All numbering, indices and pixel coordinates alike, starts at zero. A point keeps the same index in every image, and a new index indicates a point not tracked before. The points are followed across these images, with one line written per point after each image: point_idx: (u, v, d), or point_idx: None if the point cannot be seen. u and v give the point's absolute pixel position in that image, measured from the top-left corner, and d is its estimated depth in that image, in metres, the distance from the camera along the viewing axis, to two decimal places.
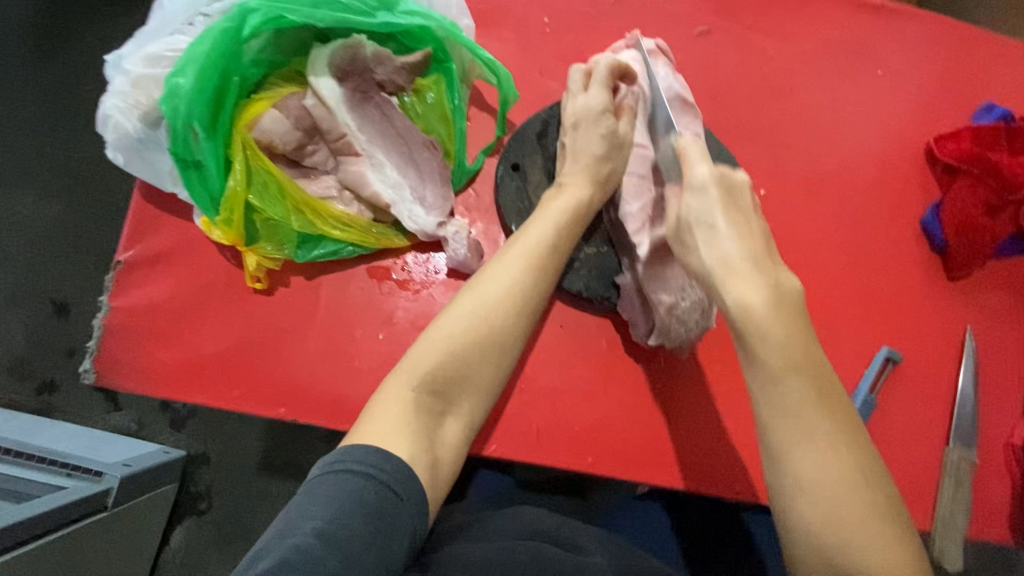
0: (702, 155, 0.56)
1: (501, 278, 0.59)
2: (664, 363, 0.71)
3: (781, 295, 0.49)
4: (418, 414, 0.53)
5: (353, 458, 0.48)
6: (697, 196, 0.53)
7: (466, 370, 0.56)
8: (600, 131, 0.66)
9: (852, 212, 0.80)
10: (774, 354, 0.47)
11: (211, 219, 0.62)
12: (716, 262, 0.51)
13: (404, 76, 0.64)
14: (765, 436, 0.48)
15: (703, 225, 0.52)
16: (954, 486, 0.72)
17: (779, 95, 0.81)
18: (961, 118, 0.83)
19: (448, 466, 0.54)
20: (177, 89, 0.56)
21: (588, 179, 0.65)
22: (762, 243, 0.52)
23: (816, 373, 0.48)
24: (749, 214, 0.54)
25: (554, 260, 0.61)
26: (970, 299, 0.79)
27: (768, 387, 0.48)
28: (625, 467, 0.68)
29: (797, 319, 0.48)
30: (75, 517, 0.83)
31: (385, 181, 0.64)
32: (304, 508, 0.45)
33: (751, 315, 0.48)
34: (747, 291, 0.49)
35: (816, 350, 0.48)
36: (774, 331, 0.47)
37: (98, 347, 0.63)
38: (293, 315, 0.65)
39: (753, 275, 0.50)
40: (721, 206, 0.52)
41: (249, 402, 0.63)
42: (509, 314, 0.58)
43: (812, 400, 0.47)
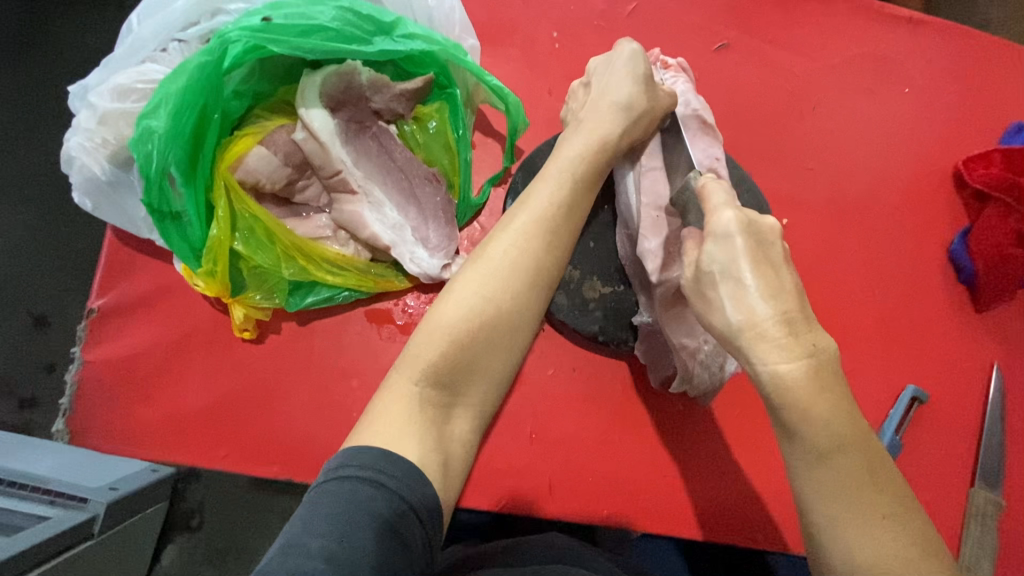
0: (724, 194, 0.46)
1: (507, 253, 0.50)
2: (682, 408, 0.67)
3: (823, 364, 0.40)
4: (425, 411, 0.45)
5: (358, 463, 0.40)
6: (720, 244, 0.43)
7: (474, 358, 0.48)
8: (632, 69, 0.59)
9: (878, 238, 0.76)
10: (817, 433, 0.39)
11: (192, 268, 0.56)
12: (742, 325, 0.41)
13: (404, 103, 0.59)
14: (807, 517, 0.42)
15: (728, 280, 0.42)
16: (980, 531, 0.69)
17: (802, 114, 0.76)
18: (989, 139, 0.79)
19: (461, 467, 0.47)
20: (149, 132, 0.50)
21: (615, 112, 0.57)
22: (799, 301, 0.41)
23: (867, 450, 0.40)
24: (784, 267, 0.43)
25: (566, 228, 0.53)
26: (997, 332, 0.76)
27: (811, 469, 0.40)
28: (641, 518, 0.64)
29: (839, 391, 0.40)
30: (59, 549, 0.75)
31: (385, 221, 0.58)
32: (307, 521, 0.37)
33: (786, 389, 0.40)
34: (782, 363, 0.39)
35: (861, 424, 0.41)
36: (816, 409, 0.39)
37: (70, 405, 0.58)
38: (284, 365, 0.60)
39: (790, 341, 0.40)
40: (749, 255, 0.42)
41: (237, 460, 0.58)
42: (518, 291, 0.50)
43: (862, 478, 0.40)
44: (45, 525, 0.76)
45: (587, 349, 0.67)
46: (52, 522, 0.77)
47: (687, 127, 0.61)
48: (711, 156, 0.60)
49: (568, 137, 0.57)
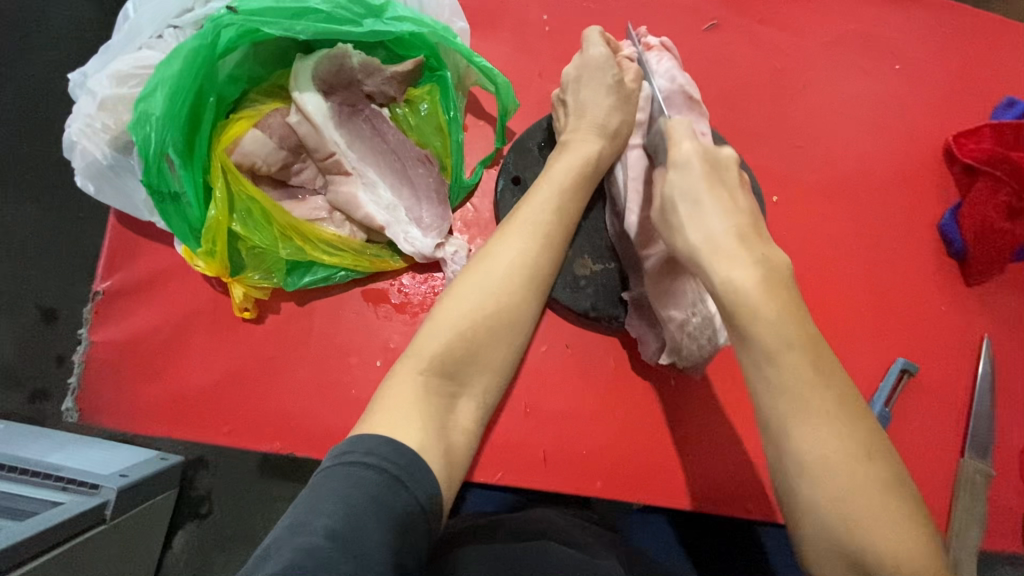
0: (686, 127, 0.51)
1: (506, 253, 0.55)
2: (673, 383, 0.69)
3: (774, 271, 0.45)
4: (429, 400, 0.48)
5: (363, 449, 0.42)
6: (681, 171, 0.49)
7: (478, 347, 0.52)
8: (604, 84, 0.62)
9: (868, 215, 0.77)
10: (767, 331, 0.43)
11: (192, 250, 0.58)
12: (702, 244, 0.46)
13: (395, 86, 0.60)
14: (764, 414, 0.44)
15: (686, 201, 0.48)
16: (969, 499, 0.71)
17: (791, 92, 0.77)
18: (980, 113, 0.79)
19: (462, 452, 0.49)
20: (147, 115, 0.51)
21: (596, 132, 0.60)
22: (749, 218, 0.48)
23: (816, 347, 0.44)
24: (736, 190, 0.49)
25: (560, 227, 0.57)
26: (987, 306, 0.76)
27: (766, 371, 0.43)
28: (634, 491, 0.66)
29: (790, 295, 0.45)
30: (73, 532, 0.78)
31: (378, 202, 0.60)
32: (314, 502, 0.39)
33: (741, 296, 0.44)
34: (735, 270, 0.44)
35: (808, 323, 0.44)
36: (766, 311, 0.43)
37: (79, 385, 0.60)
38: (285, 343, 0.62)
39: (741, 253, 0.45)
40: (707, 182, 0.48)
41: (242, 436, 0.60)
42: (517, 288, 0.54)
43: (811, 377, 0.43)
44: (58, 510, 0.78)
45: (579, 327, 0.69)
46: (65, 507, 0.79)
47: (673, 104, 0.62)
48: (699, 131, 0.61)
49: (556, 155, 0.61)
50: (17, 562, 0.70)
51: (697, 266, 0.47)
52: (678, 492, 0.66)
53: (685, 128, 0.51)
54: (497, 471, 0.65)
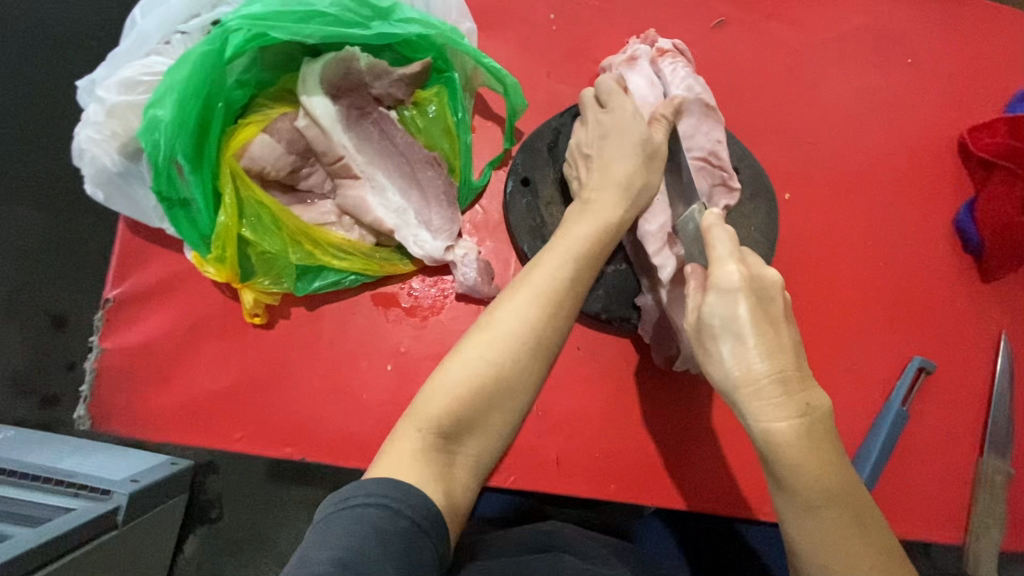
0: (727, 241, 0.45)
1: (510, 317, 0.49)
2: (687, 385, 0.68)
3: (816, 420, 0.41)
4: (426, 462, 0.45)
5: (365, 492, 0.41)
6: (722, 297, 0.43)
7: (478, 413, 0.47)
8: (630, 140, 0.58)
9: (882, 212, 0.75)
10: (807, 487, 0.42)
11: (202, 256, 0.57)
12: (740, 380, 0.42)
13: (403, 88, 0.59)
14: (796, 551, 0.44)
15: (728, 336, 0.42)
16: (989, 498, 0.70)
17: (801, 88, 0.76)
18: (995, 106, 0.78)
19: (456, 519, 0.46)
20: (156, 121, 0.51)
21: (618, 195, 0.56)
22: (795, 357, 0.42)
23: (854, 502, 0.42)
24: (783, 323, 0.43)
25: (573, 292, 0.52)
26: (1006, 302, 0.75)
27: (800, 515, 0.43)
28: (647, 494, 0.65)
29: (831, 445, 0.42)
30: (85, 538, 0.78)
31: (388, 205, 0.59)
32: (321, 541, 0.39)
33: (780, 447, 0.41)
34: (777, 421, 0.41)
35: (850, 473, 0.42)
36: (808, 469, 0.41)
37: (91, 392, 0.60)
38: (295, 348, 0.62)
39: (785, 404, 0.41)
40: (751, 316, 0.42)
41: (254, 442, 0.60)
42: (521, 356, 0.49)
43: (846, 527, 0.42)
44: (72, 515, 0.78)
45: (590, 328, 0.68)
46: (78, 512, 0.79)
47: (689, 111, 0.63)
48: (713, 139, 0.62)
49: (575, 214, 0.56)
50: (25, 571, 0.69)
51: (734, 405, 0.43)
52: (692, 493, 0.66)
53: (726, 238, 0.46)
54: (509, 475, 0.65)
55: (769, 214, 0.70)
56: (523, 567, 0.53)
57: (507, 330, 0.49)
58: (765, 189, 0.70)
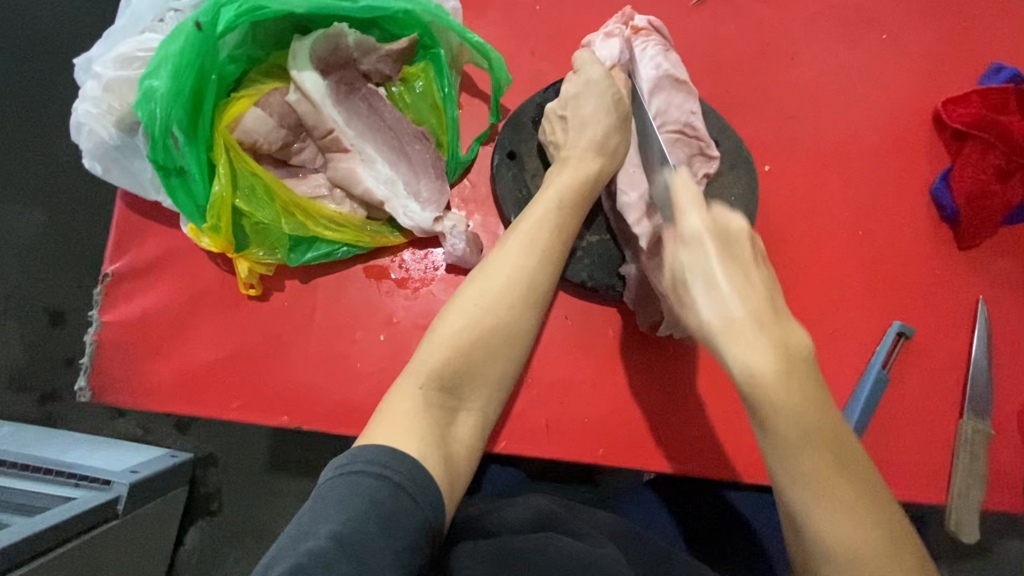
0: (693, 192, 0.46)
1: (502, 266, 0.55)
2: (672, 351, 0.69)
3: (794, 356, 0.41)
4: (428, 413, 0.49)
5: (365, 459, 0.44)
6: (691, 244, 0.44)
7: (474, 363, 0.52)
8: (604, 101, 0.62)
9: (860, 184, 0.77)
10: (788, 424, 0.40)
11: (197, 227, 0.59)
12: (717, 322, 0.41)
13: (390, 64, 0.62)
14: (785, 503, 0.43)
15: (700, 280, 0.43)
16: (968, 458, 0.72)
17: (779, 65, 0.78)
18: (968, 79, 0.80)
19: (463, 463, 0.49)
20: (152, 92, 0.53)
21: (595, 152, 0.60)
22: (768, 297, 0.42)
23: (835, 438, 0.41)
24: (752, 265, 0.43)
25: (557, 241, 0.57)
26: (983, 268, 0.77)
27: (787, 464, 0.41)
28: (636, 459, 0.67)
29: (811, 381, 0.41)
30: (86, 527, 0.79)
31: (377, 177, 0.61)
32: (319, 512, 0.41)
33: (759, 386, 0.40)
34: (755, 355, 0.40)
35: (831, 414, 0.41)
36: (785, 401, 0.40)
37: (92, 364, 0.62)
38: (290, 320, 0.63)
39: (758, 336, 0.40)
40: (719, 258, 0.43)
41: (251, 412, 0.62)
42: (514, 303, 0.54)
43: (832, 471, 0.41)
44: (74, 504, 0.80)
45: (577, 296, 0.70)
46: (79, 502, 0.81)
47: (660, 88, 0.64)
48: (687, 110, 0.64)
49: (556, 170, 0.60)
50: (23, 559, 0.71)
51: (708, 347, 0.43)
52: (681, 458, 0.67)
53: (690, 186, 0.47)
54: (500, 441, 0.66)
55: (749, 184, 0.72)
56: (514, 546, 0.51)
57: (502, 282, 0.54)
58: (745, 161, 0.72)
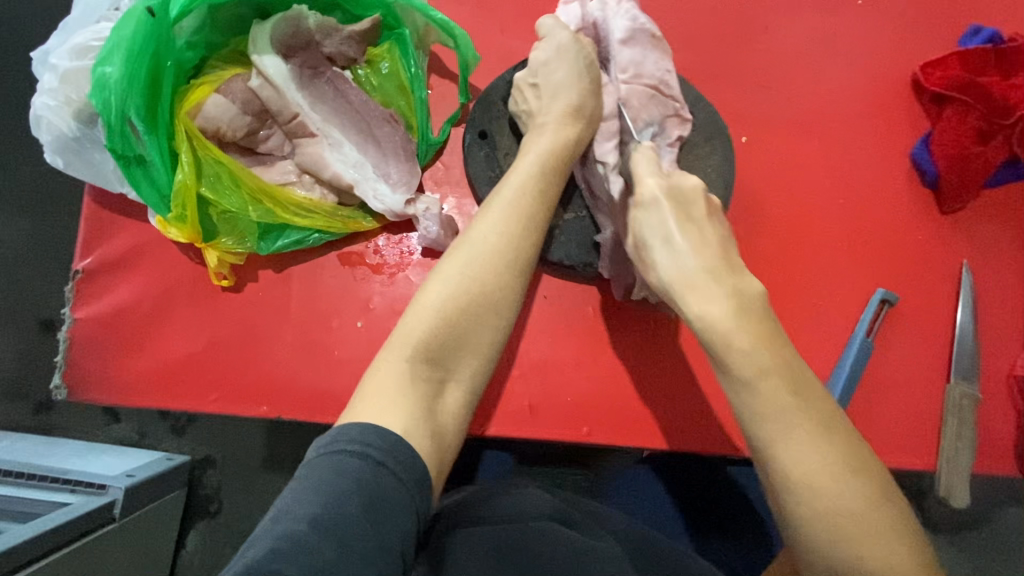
0: (650, 163, 0.56)
1: (489, 237, 0.54)
2: (654, 326, 0.69)
3: (749, 307, 0.49)
4: (416, 386, 0.49)
5: (349, 438, 0.43)
6: (649, 211, 0.54)
7: (462, 331, 0.51)
8: (576, 65, 0.61)
9: (840, 152, 0.77)
10: (745, 364, 0.46)
11: (164, 217, 0.58)
12: (673, 275, 0.51)
13: (354, 46, 0.61)
14: (750, 437, 0.47)
15: (659, 242, 0.53)
16: (957, 423, 0.71)
17: (755, 35, 0.77)
18: (948, 41, 0.79)
19: (453, 433, 0.50)
20: (105, 79, 0.52)
21: (571, 116, 0.60)
22: (720, 253, 0.51)
23: (791, 375, 0.46)
24: (705, 222, 0.53)
25: (540, 206, 0.56)
26: (967, 231, 0.76)
27: (744, 396, 0.46)
28: (621, 436, 0.66)
29: (761, 321, 0.48)
30: (83, 531, 0.79)
31: (345, 161, 0.60)
32: (299, 492, 0.40)
33: (711, 326, 0.48)
34: (705, 302, 0.49)
35: (789, 355, 0.47)
36: (738, 340, 0.47)
37: (66, 361, 0.61)
38: (265, 309, 0.63)
39: (710, 285, 0.49)
40: (674, 218, 0.53)
41: (230, 402, 0.61)
42: (500, 269, 0.53)
43: (790, 400, 0.45)
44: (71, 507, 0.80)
45: (556, 277, 0.69)
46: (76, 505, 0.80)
47: (637, 40, 0.63)
48: (663, 68, 0.63)
49: (534, 137, 0.60)
50: (26, 560, 0.71)
51: (677, 293, 0.51)
52: (667, 435, 0.67)
53: (646, 158, 0.56)
54: (484, 425, 0.66)
55: (726, 155, 0.71)
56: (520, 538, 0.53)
57: (487, 255, 0.54)
58: (720, 131, 0.72)
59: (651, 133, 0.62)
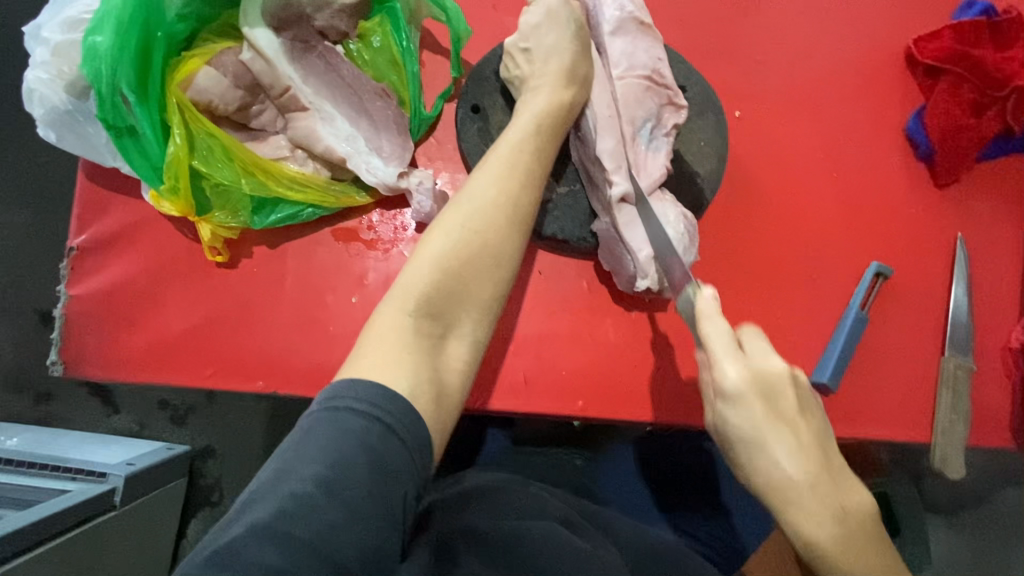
0: (716, 312, 0.53)
1: (489, 194, 0.55)
2: (648, 301, 0.69)
3: (826, 452, 0.53)
4: (417, 340, 0.49)
5: (354, 395, 0.43)
6: (732, 403, 0.51)
7: (463, 284, 0.52)
8: (567, 29, 0.62)
9: (834, 128, 0.77)
10: (823, 535, 0.51)
11: (157, 190, 0.59)
12: (797, 476, 0.50)
13: (345, 20, 0.61)
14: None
15: (758, 450, 0.51)
16: (952, 395, 0.71)
17: (748, 10, 0.77)
18: (941, 15, 0.79)
19: (456, 387, 0.50)
20: (95, 49, 0.53)
21: (564, 78, 0.61)
22: (819, 457, 0.52)
23: (860, 545, 0.51)
24: (795, 416, 0.52)
25: (538, 163, 0.57)
26: (961, 205, 0.76)
27: (821, 560, 0.51)
28: (616, 410, 0.67)
29: (863, 538, 0.51)
30: (83, 519, 0.79)
31: (338, 134, 0.60)
32: (302, 449, 0.40)
33: (824, 551, 0.51)
34: (815, 529, 0.51)
35: (859, 489, 0.53)
36: (839, 554, 0.51)
37: (62, 338, 0.61)
38: (260, 285, 0.63)
39: (812, 506, 0.51)
40: (766, 415, 0.51)
41: (226, 378, 0.61)
42: (501, 225, 0.54)
43: (856, 548, 0.51)
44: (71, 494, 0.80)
45: (551, 253, 0.69)
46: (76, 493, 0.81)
47: (625, 31, 0.64)
48: (654, 56, 0.65)
49: (529, 100, 0.61)
50: (27, 545, 0.71)
51: (751, 453, 0.51)
52: (662, 409, 0.67)
53: (722, 328, 0.52)
54: (479, 400, 0.66)
55: (718, 129, 0.72)
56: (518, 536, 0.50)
57: (485, 216, 0.54)
58: (713, 105, 0.72)
59: (648, 128, 0.65)
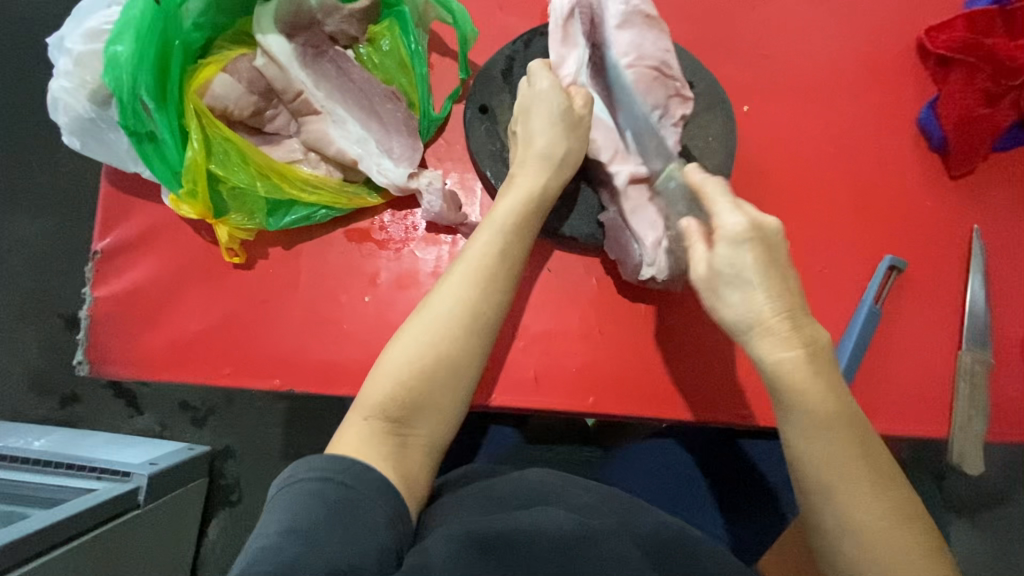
0: (716, 185, 0.51)
1: (443, 296, 0.55)
2: (658, 296, 0.69)
3: (813, 347, 0.46)
4: (375, 444, 0.49)
5: (307, 467, 0.46)
6: (729, 246, 0.47)
7: (424, 393, 0.52)
8: (552, 113, 0.62)
9: (844, 121, 0.76)
10: (807, 400, 0.45)
11: (176, 194, 0.61)
12: (757, 318, 0.46)
13: (355, 24, 0.63)
14: (804, 476, 0.47)
15: (736, 284, 0.47)
16: (969, 387, 0.70)
17: (756, 6, 0.77)
18: (954, 6, 0.78)
19: (416, 491, 0.50)
20: (116, 57, 0.54)
21: (540, 163, 0.61)
22: (799, 302, 0.47)
23: (846, 425, 0.45)
24: (788, 267, 0.48)
25: (503, 263, 0.57)
26: (976, 196, 0.75)
27: (807, 435, 0.46)
28: (627, 404, 0.67)
29: (838, 403, 0.46)
30: (108, 517, 0.81)
31: (349, 137, 0.62)
32: (270, 514, 0.44)
33: (786, 377, 0.46)
34: (781, 354, 0.46)
35: (848, 399, 0.46)
36: (813, 404, 0.45)
37: (87, 339, 0.63)
38: (275, 285, 0.65)
39: (790, 341, 0.46)
40: (758, 258, 0.46)
41: (244, 376, 0.63)
42: (458, 333, 0.53)
43: (851, 445, 0.45)
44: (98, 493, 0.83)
45: (559, 249, 0.69)
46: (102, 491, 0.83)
47: (632, 24, 0.65)
48: (661, 48, 0.65)
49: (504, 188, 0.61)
50: (57, 541, 0.73)
51: (726, 287, 0.47)
52: (672, 404, 0.67)
53: (718, 184, 0.51)
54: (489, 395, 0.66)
55: (725, 125, 0.71)
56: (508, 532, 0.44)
57: (448, 310, 0.54)
58: (721, 101, 0.72)
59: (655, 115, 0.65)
